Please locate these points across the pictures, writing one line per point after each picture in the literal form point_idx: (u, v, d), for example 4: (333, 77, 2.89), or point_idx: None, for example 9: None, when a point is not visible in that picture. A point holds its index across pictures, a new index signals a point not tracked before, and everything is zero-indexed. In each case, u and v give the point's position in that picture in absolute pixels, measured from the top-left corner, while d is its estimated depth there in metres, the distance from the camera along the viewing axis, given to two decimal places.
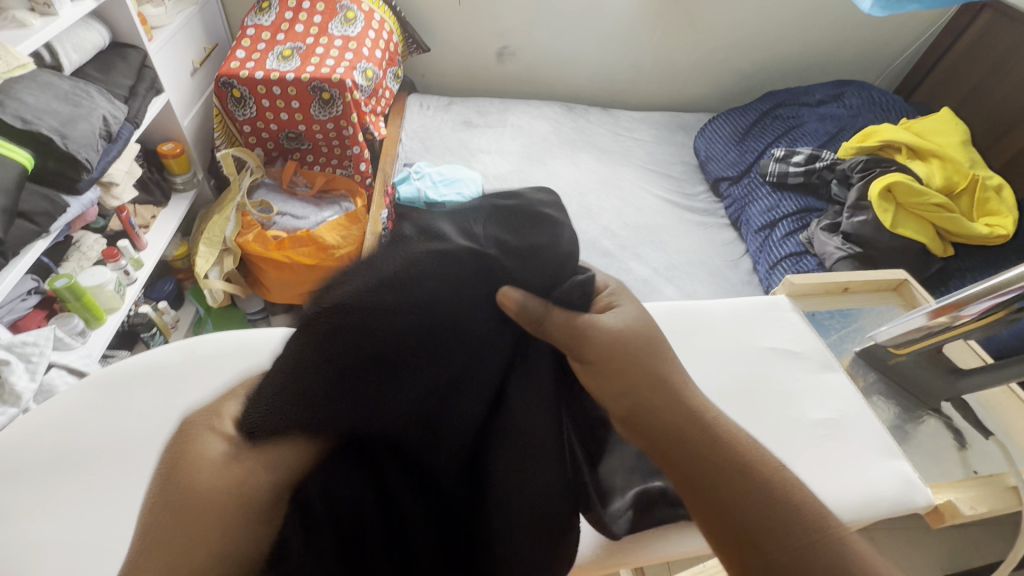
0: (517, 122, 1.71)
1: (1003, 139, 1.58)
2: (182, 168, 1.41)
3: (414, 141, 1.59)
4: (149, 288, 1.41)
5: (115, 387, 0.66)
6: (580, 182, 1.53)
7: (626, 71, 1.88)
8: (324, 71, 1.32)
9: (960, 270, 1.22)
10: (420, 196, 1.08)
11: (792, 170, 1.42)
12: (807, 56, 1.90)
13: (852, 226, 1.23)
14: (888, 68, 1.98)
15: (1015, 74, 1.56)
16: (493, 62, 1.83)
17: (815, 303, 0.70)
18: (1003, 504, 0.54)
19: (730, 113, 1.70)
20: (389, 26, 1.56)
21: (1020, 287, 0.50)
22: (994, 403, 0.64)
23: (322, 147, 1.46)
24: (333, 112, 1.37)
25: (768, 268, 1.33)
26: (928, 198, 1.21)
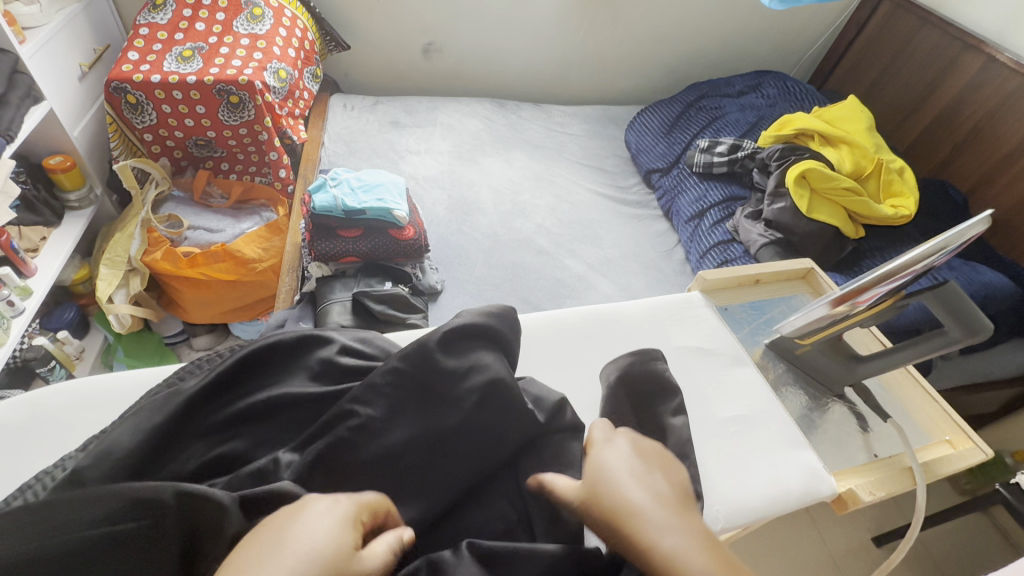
0: (447, 121, 1.67)
1: (906, 123, 1.69)
2: (75, 184, 1.28)
3: (337, 144, 1.52)
4: (44, 317, 1.27)
5: None
6: (512, 180, 1.52)
7: (556, 65, 1.87)
8: (229, 73, 1.23)
9: (871, 250, 1.29)
10: (337, 205, 1.03)
11: (716, 160, 1.47)
12: (729, 47, 1.96)
13: (773, 213, 1.28)
14: (802, 58, 2.06)
15: (914, 61, 1.66)
16: (419, 59, 1.77)
17: (727, 297, 0.72)
18: (899, 486, 0.57)
19: (657, 105, 1.73)
20: (303, 24, 1.48)
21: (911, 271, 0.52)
22: (892, 383, 0.67)
23: (237, 154, 1.37)
24: (245, 116, 1.29)
25: (699, 257, 1.35)
26: (839, 182, 1.26)
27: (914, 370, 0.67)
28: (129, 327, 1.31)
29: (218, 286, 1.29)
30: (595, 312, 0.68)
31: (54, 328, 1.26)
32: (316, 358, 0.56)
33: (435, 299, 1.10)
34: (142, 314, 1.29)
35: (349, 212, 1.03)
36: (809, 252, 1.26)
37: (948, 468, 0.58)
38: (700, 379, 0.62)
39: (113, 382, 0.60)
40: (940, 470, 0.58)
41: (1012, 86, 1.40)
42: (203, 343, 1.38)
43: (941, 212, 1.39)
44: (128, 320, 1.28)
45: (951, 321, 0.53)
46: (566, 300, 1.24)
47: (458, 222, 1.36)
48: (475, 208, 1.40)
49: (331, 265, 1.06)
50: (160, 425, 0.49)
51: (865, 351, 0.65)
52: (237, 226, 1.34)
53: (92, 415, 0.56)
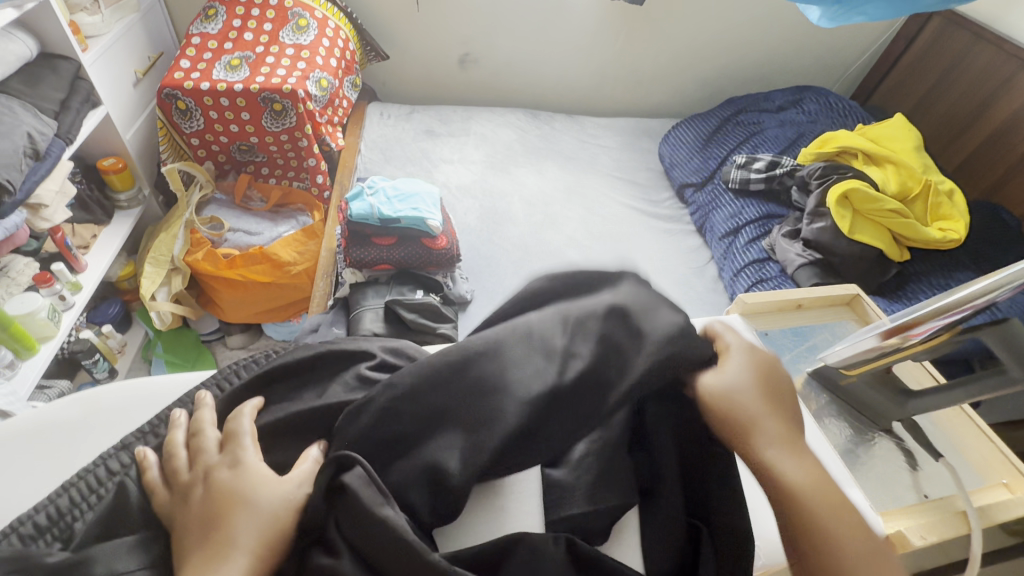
0: (480, 131, 1.69)
1: (955, 142, 1.62)
2: (125, 184, 1.34)
3: (373, 152, 1.54)
4: (91, 311, 1.33)
5: None
6: (544, 192, 1.52)
7: (591, 77, 1.87)
8: (274, 81, 1.27)
9: (916, 274, 1.24)
10: (373, 213, 1.04)
11: (752, 177, 1.44)
12: (768, 61, 1.92)
13: (812, 232, 1.25)
14: (845, 74, 2.01)
15: (966, 78, 1.60)
16: (455, 69, 1.80)
17: (768, 321, 0.70)
18: (953, 531, 0.53)
19: (692, 119, 1.71)
20: (345, 34, 1.52)
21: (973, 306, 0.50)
22: (942, 420, 0.64)
23: (277, 159, 1.41)
24: (287, 123, 1.32)
25: (733, 275, 1.33)
26: (884, 203, 1.22)
27: (968, 407, 0.63)
28: (169, 323, 1.35)
29: (253, 287, 1.33)
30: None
31: (99, 322, 1.31)
32: (353, 372, 0.57)
33: (465, 309, 1.11)
34: (181, 312, 1.33)
35: (384, 221, 1.05)
36: (850, 273, 1.22)
37: (1004, 515, 0.55)
38: None
39: (158, 385, 0.62)
40: (995, 516, 0.55)
41: None
42: (237, 342, 1.42)
43: (993, 237, 1.33)
44: (168, 317, 1.33)
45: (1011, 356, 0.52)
46: None
47: (489, 232, 1.37)
48: (506, 218, 1.41)
49: (365, 272, 1.08)
50: (207, 443, 0.49)
51: (917, 386, 0.62)
52: (275, 229, 1.37)
53: (139, 416, 0.59)
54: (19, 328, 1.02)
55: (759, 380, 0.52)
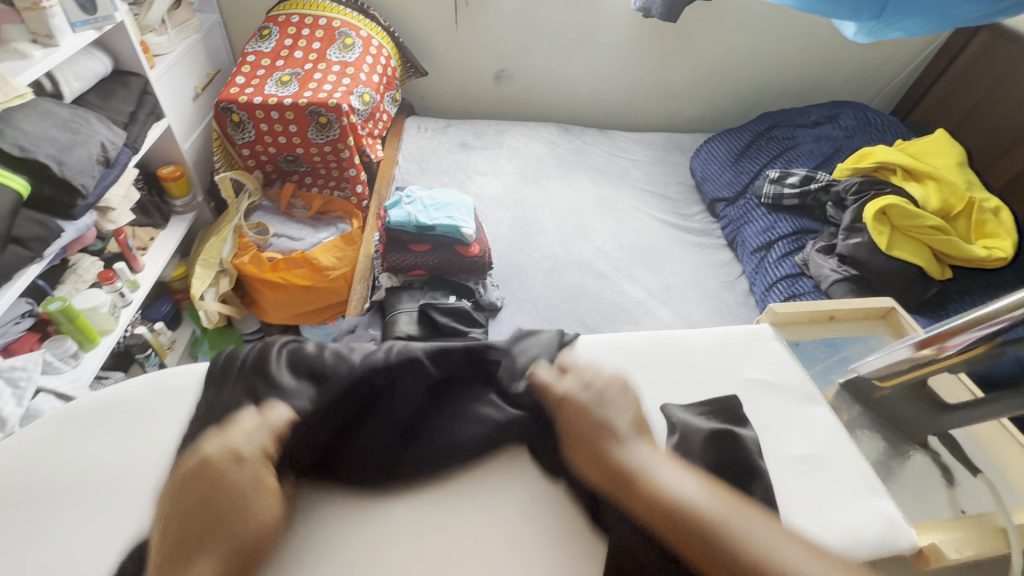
0: (513, 144, 1.74)
1: (1002, 159, 1.58)
2: (182, 191, 1.43)
3: (410, 163, 1.60)
4: (145, 309, 1.42)
5: (75, 427, 0.59)
6: (575, 204, 1.56)
7: (624, 93, 1.90)
8: (321, 96, 1.35)
9: (959, 292, 1.21)
10: (410, 220, 1.09)
11: (786, 192, 1.43)
12: (804, 77, 1.91)
13: (847, 248, 1.23)
14: (883, 90, 1.98)
15: (1013, 94, 1.56)
16: (490, 85, 1.86)
17: (800, 332, 0.70)
18: (992, 548, 0.52)
19: (725, 134, 1.71)
20: (388, 52, 1.59)
21: (1010, 317, 0.50)
22: (982, 437, 0.62)
23: (320, 169, 1.49)
24: (331, 135, 1.40)
25: (764, 290, 1.32)
26: (924, 220, 1.19)
27: (1007, 423, 0.62)
28: (215, 322, 1.42)
29: (294, 290, 1.39)
30: (659, 339, 0.67)
31: (153, 319, 1.40)
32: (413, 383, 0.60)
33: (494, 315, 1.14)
34: (228, 311, 1.40)
35: (420, 228, 1.09)
36: (888, 290, 1.19)
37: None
38: (773, 415, 0.61)
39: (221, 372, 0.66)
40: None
41: None
42: None
43: None
44: (215, 316, 1.40)
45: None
46: (622, 324, 1.24)
47: (519, 242, 1.40)
48: (536, 229, 1.45)
49: (400, 277, 1.12)
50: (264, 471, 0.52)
51: (953, 400, 0.61)
52: (316, 235, 1.44)
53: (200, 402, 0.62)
54: (84, 321, 1.10)
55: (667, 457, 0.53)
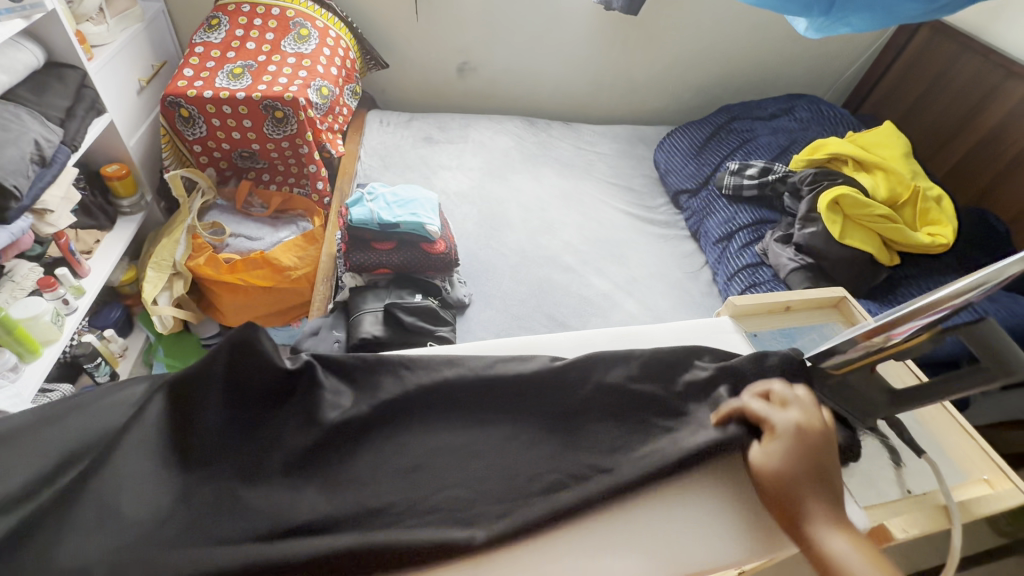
0: (479, 138, 1.73)
1: (944, 149, 1.68)
2: (128, 190, 1.36)
3: (372, 158, 1.56)
4: (93, 316, 1.35)
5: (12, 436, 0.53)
6: (541, 197, 1.57)
7: (588, 86, 1.91)
8: (275, 90, 1.32)
9: (907, 277, 1.27)
10: (373, 218, 1.05)
11: (746, 183, 1.47)
12: (762, 71, 1.96)
13: (804, 237, 1.28)
14: (835, 83, 2.05)
15: (953, 86, 1.64)
16: (454, 78, 1.83)
17: (757, 323, 0.71)
18: (932, 524, 0.55)
19: (686, 127, 1.74)
20: (346, 44, 1.55)
21: (947, 306, 0.52)
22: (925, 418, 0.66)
23: (278, 165, 1.45)
24: (288, 130, 1.37)
25: (727, 279, 1.37)
26: (873, 209, 1.24)
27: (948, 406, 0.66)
28: (170, 327, 1.36)
29: (253, 291, 1.36)
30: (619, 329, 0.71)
31: (101, 326, 1.33)
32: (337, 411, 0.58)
33: (462, 312, 1.18)
34: (183, 316, 1.34)
35: (383, 226, 1.06)
36: (842, 277, 1.24)
37: (983, 510, 0.56)
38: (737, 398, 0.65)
39: None
40: (973, 510, 0.56)
41: None
42: None
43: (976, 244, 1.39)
44: (169, 321, 1.34)
45: (988, 357, 0.53)
46: (591, 317, 1.26)
47: (486, 238, 1.39)
48: (504, 224, 1.44)
49: (365, 277, 1.09)
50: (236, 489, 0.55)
51: (901, 384, 0.64)
52: (275, 234, 1.40)
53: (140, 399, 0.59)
54: (23, 330, 1.03)
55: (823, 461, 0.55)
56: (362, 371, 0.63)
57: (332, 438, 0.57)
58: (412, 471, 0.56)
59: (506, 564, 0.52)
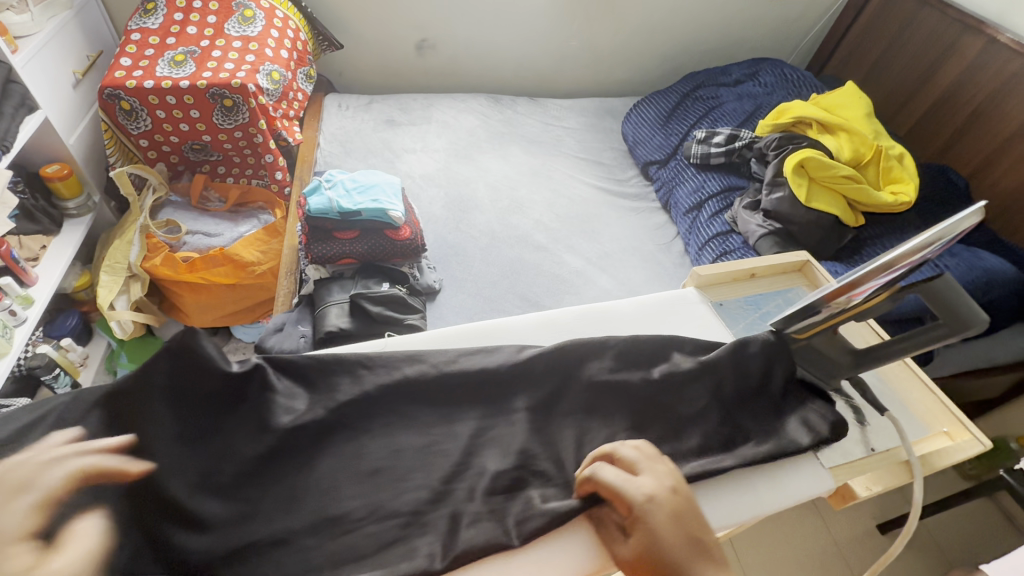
0: (442, 118, 1.68)
1: (906, 107, 1.69)
2: (72, 191, 1.29)
3: (332, 144, 1.51)
4: (48, 325, 1.28)
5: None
6: (509, 176, 1.54)
7: (551, 59, 1.86)
8: (222, 76, 1.25)
9: (872, 237, 1.28)
10: (332, 207, 1.02)
11: (713, 150, 1.46)
12: (725, 36, 1.94)
13: (772, 203, 1.28)
14: (798, 46, 2.05)
15: (912, 44, 1.65)
16: (413, 56, 1.77)
17: (723, 292, 0.71)
18: (896, 480, 0.58)
19: (652, 96, 1.71)
20: (295, 24, 1.47)
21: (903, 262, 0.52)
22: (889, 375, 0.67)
23: (233, 157, 1.39)
24: (240, 119, 1.31)
25: (698, 249, 1.37)
26: (838, 170, 1.24)
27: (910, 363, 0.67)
28: (131, 332, 1.30)
29: (218, 289, 1.31)
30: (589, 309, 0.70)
31: (57, 335, 1.27)
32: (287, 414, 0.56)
33: (433, 298, 1.16)
34: (144, 319, 1.28)
35: (344, 214, 1.02)
36: (809, 241, 1.25)
37: (946, 461, 0.57)
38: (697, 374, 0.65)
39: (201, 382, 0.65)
40: (934, 462, 0.57)
41: (1015, 67, 1.39)
42: None
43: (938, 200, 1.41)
44: (129, 325, 1.28)
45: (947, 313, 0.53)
46: (564, 295, 1.25)
47: (454, 221, 1.36)
48: (472, 206, 1.41)
49: (329, 268, 1.05)
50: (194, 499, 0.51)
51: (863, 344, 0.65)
52: (235, 229, 1.35)
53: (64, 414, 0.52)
54: None
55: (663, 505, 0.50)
56: (322, 366, 0.61)
57: (287, 442, 0.55)
58: (378, 469, 0.56)
59: (479, 550, 0.51)
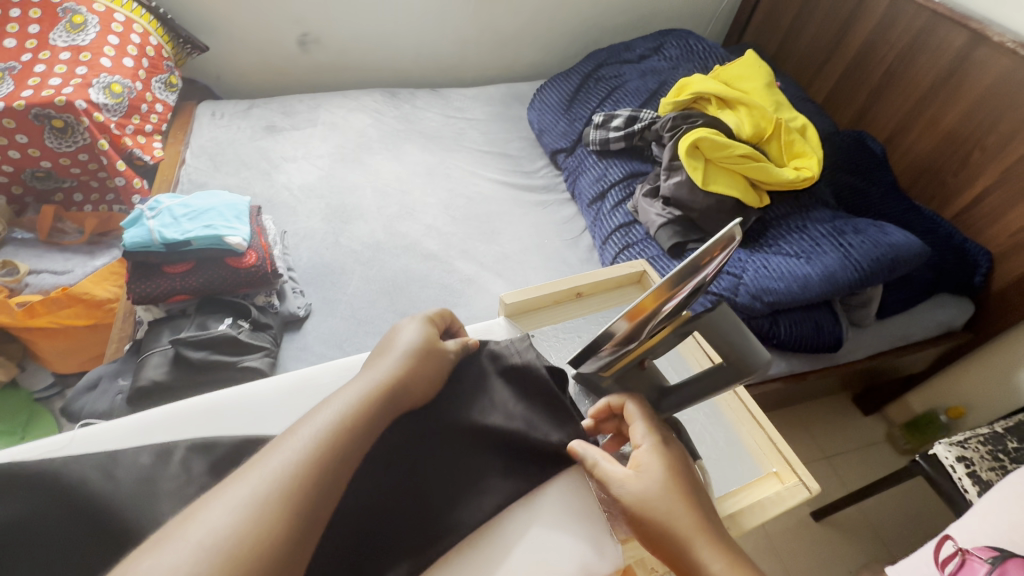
0: (330, 119, 1.54)
1: (824, 69, 1.61)
2: None
3: (200, 158, 1.37)
4: None
5: None
6: (402, 177, 1.42)
7: (451, 44, 1.73)
8: (44, 94, 1.11)
9: (777, 218, 1.20)
10: (153, 238, 0.90)
11: (612, 135, 1.36)
12: (637, 7, 1.82)
13: (670, 188, 1.18)
14: (715, 14, 1.95)
15: (823, 4, 1.56)
16: (297, 52, 1.62)
17: (541, 319, 0.71)
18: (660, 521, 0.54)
19: (555, 79, 1.60)
20: (142, 27, 1.31)
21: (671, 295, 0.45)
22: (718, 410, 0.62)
23: (88, 181, 1.26)
24: (78, 141, 1.17)
25: (602, 243, 1.29)
26: (733, 149, 1.15)
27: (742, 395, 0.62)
28: None
29: (74, 331, 1.16)
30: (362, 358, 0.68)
31: None
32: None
33: (300, 326, 1.05)
34: None
35: (169, 245, 0.90)
36: (712, 227, 1.17)
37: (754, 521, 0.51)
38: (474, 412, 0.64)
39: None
40: (745, 522, 0.52)
41: (921, 22, 1.30)
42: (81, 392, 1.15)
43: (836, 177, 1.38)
44: None
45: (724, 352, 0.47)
46: (453, 308, 1.15)
47: (334, 233, 1.24)
48: (356, 215, 1.30)
49: (162, 306, 0.94)
50: None
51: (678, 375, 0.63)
52: (89, 264, 1.22)
53: None
54: None
55: (670, 482, 0.48)
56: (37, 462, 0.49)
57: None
58: None
59: None
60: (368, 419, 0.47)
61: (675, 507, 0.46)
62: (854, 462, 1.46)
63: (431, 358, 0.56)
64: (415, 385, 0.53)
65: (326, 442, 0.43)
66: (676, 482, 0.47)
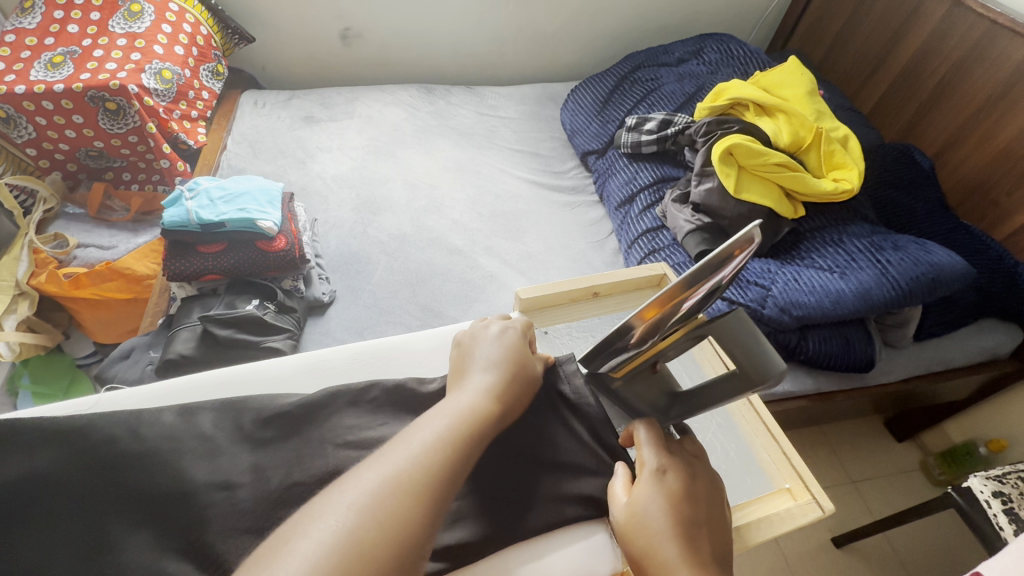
0: (367, 112, 1.57)
1: (872, 79, 1.54)
2: None
3: (241, 145, 1.42)
4: None
5: None
6: (432, 172, 1.44)
7: (489, 43, 1.74)
8: (100, 77, 1.16)
9: (811, 230, 1.16)
10: (190, 218, 0.93)
11: (644, 138, 1.34)
12: (678, 10, 1.79)
13: (700, 195, 1.16)
14: (761, 19, 1.90)
15: (875, 12, 1.50)
16: (339, 46, 1.66)
17: (556, 317, 0.71)
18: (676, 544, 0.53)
19: (590, 80, 1.59)
20: (194, 18, 1.37)
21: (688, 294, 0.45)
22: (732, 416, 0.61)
23: (136, 163, 1.32)
24: (129, 123, 1.23)
25: (628, 247, 1.27)
26: (769, 157, 1.11)
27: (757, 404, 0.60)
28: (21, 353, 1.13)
29: (114, 304, 1.21)
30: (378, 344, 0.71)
31: None
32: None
33: (324, 311, 1.08)
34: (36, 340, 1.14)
35: (205, 226, 0.94)
36: None
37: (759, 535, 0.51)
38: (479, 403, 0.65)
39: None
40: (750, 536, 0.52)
41: (979, 32, 1.24)
42: None
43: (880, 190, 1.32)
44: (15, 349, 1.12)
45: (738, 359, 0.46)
46: (473, 303, 1.16)
47: (363, 223, 1.27)
48: (385, 206, 1.32)
49: (194, 284, 0.97)
50: None
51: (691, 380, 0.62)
52: (132, 240, 1.27)
53: None
54: None
55: (672, 513, 0.47)
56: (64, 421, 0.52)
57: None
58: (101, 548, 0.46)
59: None
60: (469, 435, 0.48)
61: (661, 537, 0.45)
62: (883, 489, 1.40)
63: (521, 375, 0.57)
64: (506, 401, 0.54)
65: (440, 452, 0.45)
66: (677, 512, 0.46)
